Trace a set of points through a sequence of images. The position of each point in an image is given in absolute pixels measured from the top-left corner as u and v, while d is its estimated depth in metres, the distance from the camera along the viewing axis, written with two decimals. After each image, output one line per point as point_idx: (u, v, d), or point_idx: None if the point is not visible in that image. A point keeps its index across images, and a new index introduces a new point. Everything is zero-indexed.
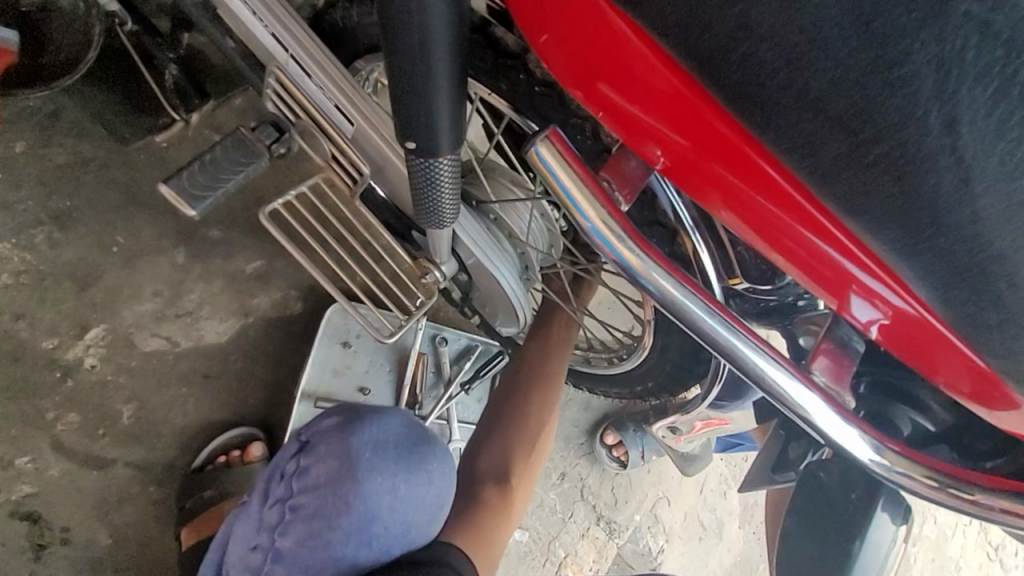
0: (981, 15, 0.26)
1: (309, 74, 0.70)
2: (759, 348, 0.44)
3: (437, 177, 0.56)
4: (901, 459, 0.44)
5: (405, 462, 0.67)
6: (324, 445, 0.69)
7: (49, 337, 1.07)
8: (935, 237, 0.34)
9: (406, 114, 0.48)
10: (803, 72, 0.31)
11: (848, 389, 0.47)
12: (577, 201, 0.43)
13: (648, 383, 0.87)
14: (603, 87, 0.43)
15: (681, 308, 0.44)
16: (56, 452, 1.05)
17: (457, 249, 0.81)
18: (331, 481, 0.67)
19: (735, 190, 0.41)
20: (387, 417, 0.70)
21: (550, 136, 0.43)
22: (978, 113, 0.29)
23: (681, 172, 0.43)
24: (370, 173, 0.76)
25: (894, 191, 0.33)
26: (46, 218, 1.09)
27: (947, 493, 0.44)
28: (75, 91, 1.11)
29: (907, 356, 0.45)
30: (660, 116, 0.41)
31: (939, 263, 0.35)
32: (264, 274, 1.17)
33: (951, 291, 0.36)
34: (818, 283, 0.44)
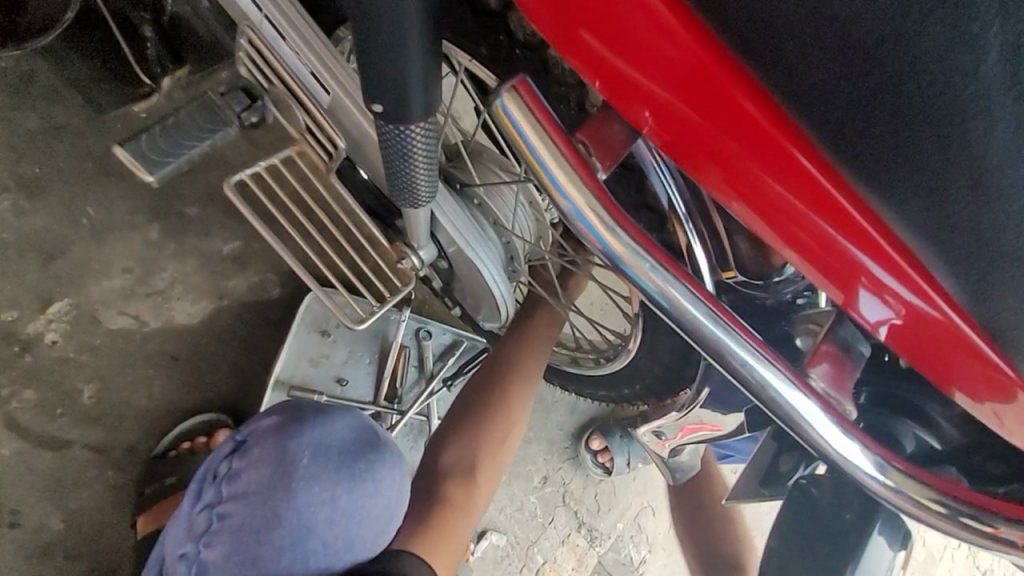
0: None
1: (283, 36, 0.64)
2: (751, 346, 0.39)
3: (410, 149, 0.51)
4: (904, 478, 0.40)
5: (348, 469, 0.62)
6: (259, 448, 0.64)
7: (10, 309, 1.02)
8: (979, 197, 0.32)
9: (374, 72, 0.43)
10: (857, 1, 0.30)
11: (847, 396, 0.42)
12: (551, 169, 0.38)
13: (636, 386, 0.83)
14: (588, 39, 0.39)
15: (665, 296, 0.40)
16: (10, 430, 1.00)
17: (437, 234, 0.76)
18: (262, 490, 0.61)
19: (742, 169, 0.38)
20: (331, 420, 0.66)
21: (518, 85, 0.38)
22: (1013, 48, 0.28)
23: (671, 141, 0.39)
24: (347, 147, 0.72)
25: (935, 141, 0.31)
26: (13, 185, 1.03)
27: (950, 518, 0.40)
28: (50, 54, 1.06)
29: (915, 362, 0.41)
30: (663, 82, 0.37)
31: (976, 232, 0.33)
32: (241, 255, 1.12)
33: (982, 266, 0.34)
34: (817, 270, 0.39)
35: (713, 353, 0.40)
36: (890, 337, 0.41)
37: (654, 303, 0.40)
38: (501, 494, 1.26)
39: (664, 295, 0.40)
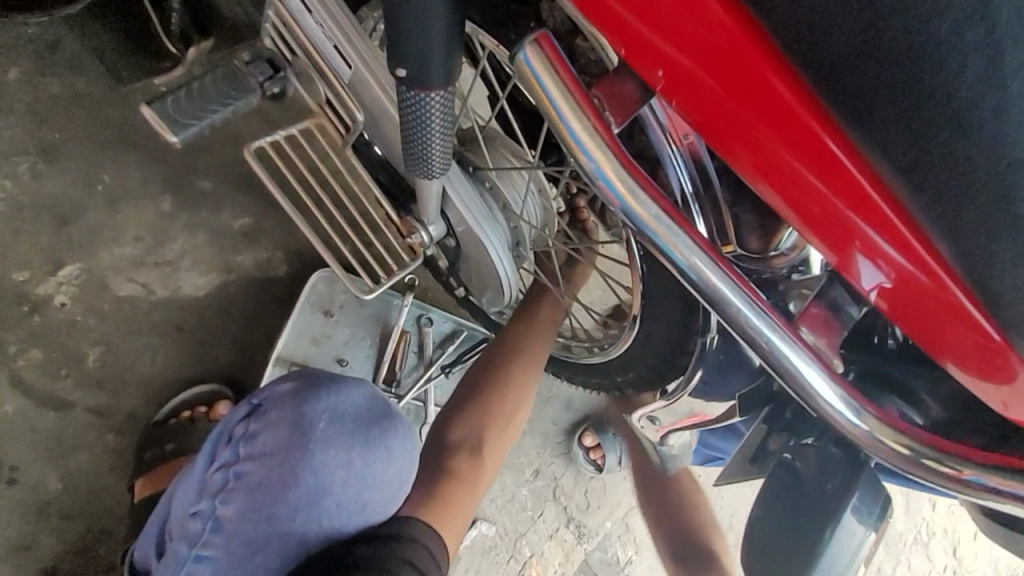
0: None
1: (310, 11, 0.67)
2: (749, 299, 0.42)
3: (429, 117, 0.53)
4: (880, 424, 0.42)
5: (363, 435, 0.65)
6: (275, 411, 0.65)
7: (21, 269, 1.03)
8: (960, 141, 0.34)
9: (401, 36, 0.45)
10: None
11: (834, 351, 0.45)
12: (566, 116, 0.41)
13: (628, 374, 0.84)
14: (611, 4, 0.43)
15: (673, 248, 0.42)
16: (14, 388, 1.02)
17: (447, 212, 0.78)
18: (278, 451, 0.63)
19: (750, 126, 0.41)
20: (346, 388, 0.67)
21: (540, 38, 0.40)
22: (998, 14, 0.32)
23: (681, 99, 0.43)
24: (363, 121, 0.73)
25: (918, 85, 0.34)
26: (32, 148, 1.06)
27: (928, 467, 0.41)
28: (77, 24, 1.09)
29: (905, 327, 0.43)
30: (681, 44, 0.41)
31: (959, 178, 0.35)
32: (251, 232, 1.14)
33: (963, 217, 0.36)
34: (806, 224, 0.43)
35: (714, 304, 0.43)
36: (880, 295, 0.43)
37: (660, 253, 0.43)
38: (493, 484, 1.27)
39: (672, 245, 0.42)
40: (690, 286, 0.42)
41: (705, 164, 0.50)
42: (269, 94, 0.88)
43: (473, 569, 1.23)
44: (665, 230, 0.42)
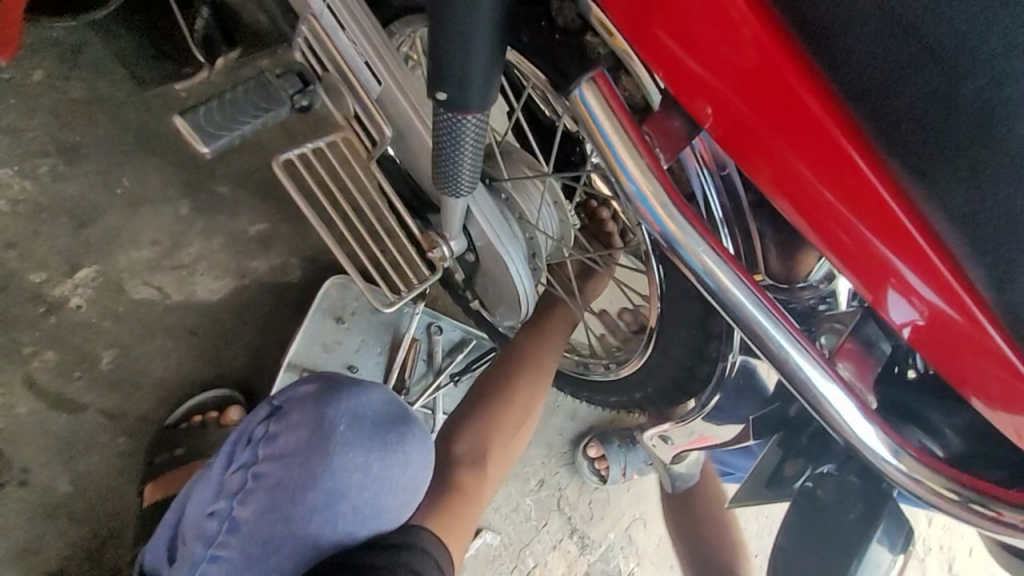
0: None
1: (343, 27, 0.68)
2: (788, 332, 0.42)
3: (461, 138, 0.54)
4: (921, 467, 0.42)
5: (383, 439, 0.65)
6: (295, 412, 0.66)
7: (38, 270, 1.04)
8: (999, 195, 0.35)
9: (443, 61, 0.46)
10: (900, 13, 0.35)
11: (869, 390, 0.45)
12: (621, 153, 0.42)
13: (645, 391, 0.84)
14: (659, 35, 0.43)
15: (713, 279, 0.43)
16: (27, 388, 1.02)
17: (468, 226, 0.78)
18: (299, 452, 0.64)
19: (793, 168, 0.41)
20: (367, 391, 0.67)
21: (597, 78, 0.41)
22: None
23: (728, 135, 0.43)
24: (390, 136, 0.74)
25: (967, 141, 0.35)
26: (53, 150, 1.06)
27: (970, 509, 0.41)
28: (102, 28, 1.10)
29: (935, 362, 0.44)
30: (727, 83, 0.41)
31: (995, 229, 0.37)
32: (266, 238, 1.15)
33: (997, 262, 0.38)
34: (847, 260, 0.43)
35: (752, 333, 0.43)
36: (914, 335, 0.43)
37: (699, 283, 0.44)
38: (498, 494, 1.28)
39: (713, 279, 0.43)
40: (729, 318, 0.43)
41: (731, 184, 0.51)
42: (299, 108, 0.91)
43: None
44: (706, 261, 0.43)
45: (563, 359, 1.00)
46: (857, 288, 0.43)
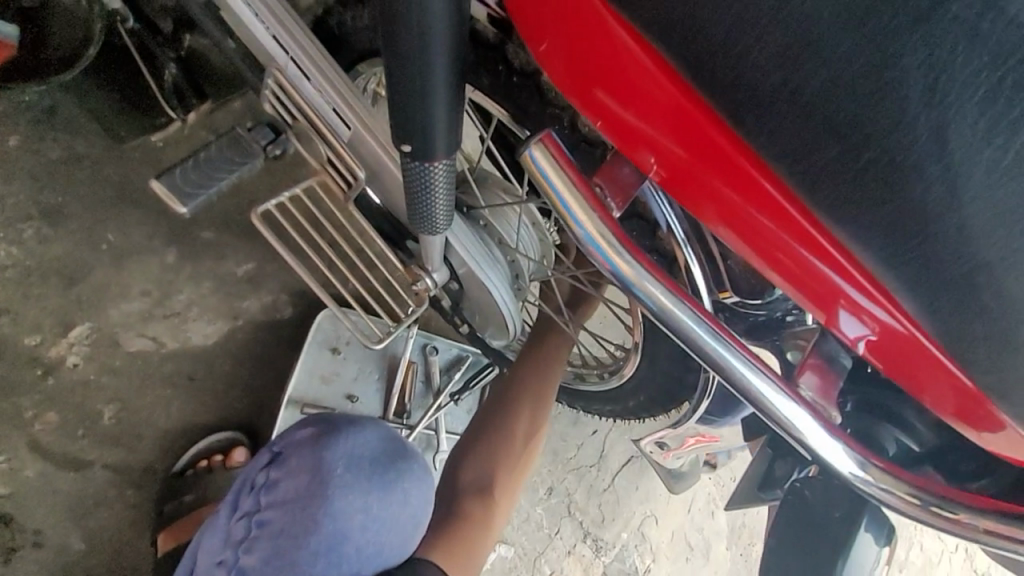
0: (970, 19, 0.27)
1: (308, 76, 0.70)
2: (746, 359, 0.42)
3: (432, 183, 0.56)
4: (885, 478, 0.43)
5: (381, 479, 0.67)
6: (294, 457, 0.69)
7: (32, 334, 1.05)
8: (924, 246, 0.34)
9: (403, 116, 0.48)
10: (793, 72, 0.32)
11: (834, 406, 0.45)
12: (570, 205, 0.42)
13: (640, 398, 0.87)
14: (601, 96, 0.42)
15: (669, 316, 0.43)
16: (32, 452, 1.03)
17: (450, 256, 0.79)
18: (300, 497, 0.66)
19: (729, 204, 0.41)
20: (363, 431, 0.70)
21: (545, 139, 0.42)
22: (968, 119, 0.29)
23: (675, 184, 0.42)
24: (364, 177, 0.75)
25: (881, 199, 0.33)
26: (36, 213, 1.07)
27: (933, 513, 0.42)
28: (74, 87, 1.10)
29: (894, 374, 0.44)
30: (657, 125, 0.41)
31: (924, 276, 0.35)
32: (255, 277, 1.16)
33: (936, 302, 0.36)
34: (805, 294, 0.42)
35: (713, 364, 0.43)
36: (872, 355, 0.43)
37: (657, 320, 0.44)
38: None
39: (666, 315, 0.43)
40: (690, 352, 0.43)
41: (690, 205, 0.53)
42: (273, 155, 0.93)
43: None
44: (660, 301, 0.43)
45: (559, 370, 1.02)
46: (813, 312, 0.43)
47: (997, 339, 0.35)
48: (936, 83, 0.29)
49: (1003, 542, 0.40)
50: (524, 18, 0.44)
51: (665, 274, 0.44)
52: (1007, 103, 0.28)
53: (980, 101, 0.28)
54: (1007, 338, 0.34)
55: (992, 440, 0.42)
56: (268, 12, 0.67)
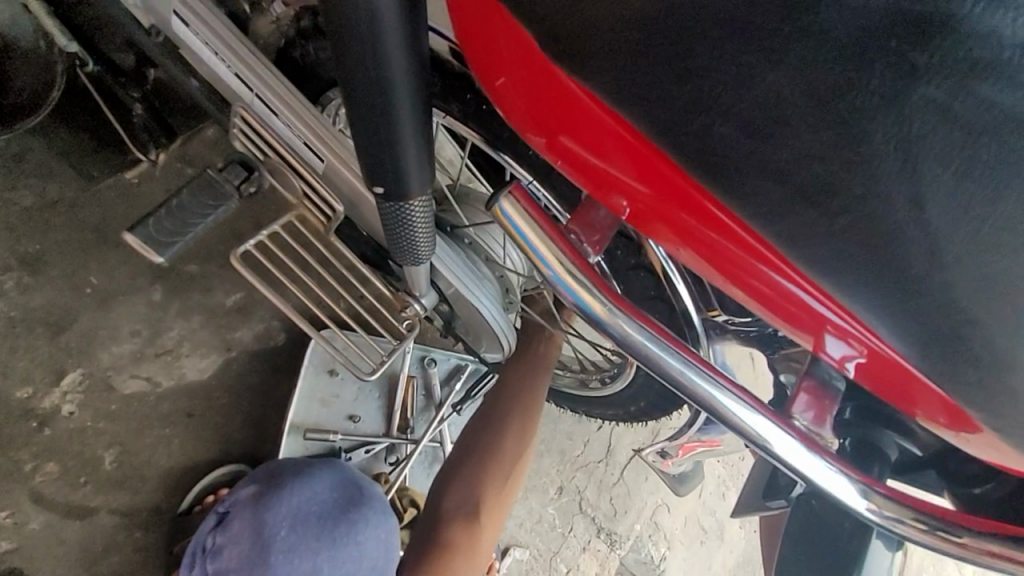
0: (939, 101, 0.26)
1: (275, 112, 0.68)
2: (730, 393, 0.42)
3: (409, 219, 0.55)
4: (879, 498, 0.42)
5: (327, 532, 0.80)
6: (238, 521, 0.81)
7: (23, 386, 1.03)
8: (911, 300, 0.31)
9: (372, 161, 0.47)
10: (762, 141, 0.30)
11: (827, 428, 0.44)
12: (543, 254, 0.42)
13: (640, 403, 0.87)
14: (563, 141, 0.40)
15: (655, 356, 0.42)
16: (36, 504, 1.02)
17: (436, 280, 0.78)
18: (244, 558, 0.78)
19: (702, 239, 0.38)
20: (300, 487, 0.82)
21: (513, 192, 0.42)
22: (944, 191, 0.28)
23: (651, 223, 0.40)
24: (343, 210, 0.75)
25: (865, 254, 0.31)
26: (15, 264, 1.05)
27: (937, 537, 0.42)
28: (39, 130, 1.06)
29: (881, 389, 0.41)
30: (617, 165, 0.38)
31: (915, 326, 0.32)
32: (245, 306, 1.14)
33: (927, 352, 0.33)
34: (793, 326, 0.40)
35: (702, 402, 0.43)
36: (863, 376, 0.40)
37: (644, 361, 0.43)
38: (520, 509, 1.29)
39: (652, 353, 0.42)
40: (679, 391, 0.42)
41: None
42: (247, 192, 0.96)
43: None
44: (645, 342, 0.42)
45: (559, 377, 1.01)
46: (801, 339, 0.41)
47: (994, 382, 0.32)
48: (902, 158, 0.27)
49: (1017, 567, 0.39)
50: (477, 54, 0.41)
51: (645, 313, 0.43)
52: (970, 180, 0.27)
53: (952, 176, 0.27)
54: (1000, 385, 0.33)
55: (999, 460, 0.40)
56: (227, 50, 0.65)
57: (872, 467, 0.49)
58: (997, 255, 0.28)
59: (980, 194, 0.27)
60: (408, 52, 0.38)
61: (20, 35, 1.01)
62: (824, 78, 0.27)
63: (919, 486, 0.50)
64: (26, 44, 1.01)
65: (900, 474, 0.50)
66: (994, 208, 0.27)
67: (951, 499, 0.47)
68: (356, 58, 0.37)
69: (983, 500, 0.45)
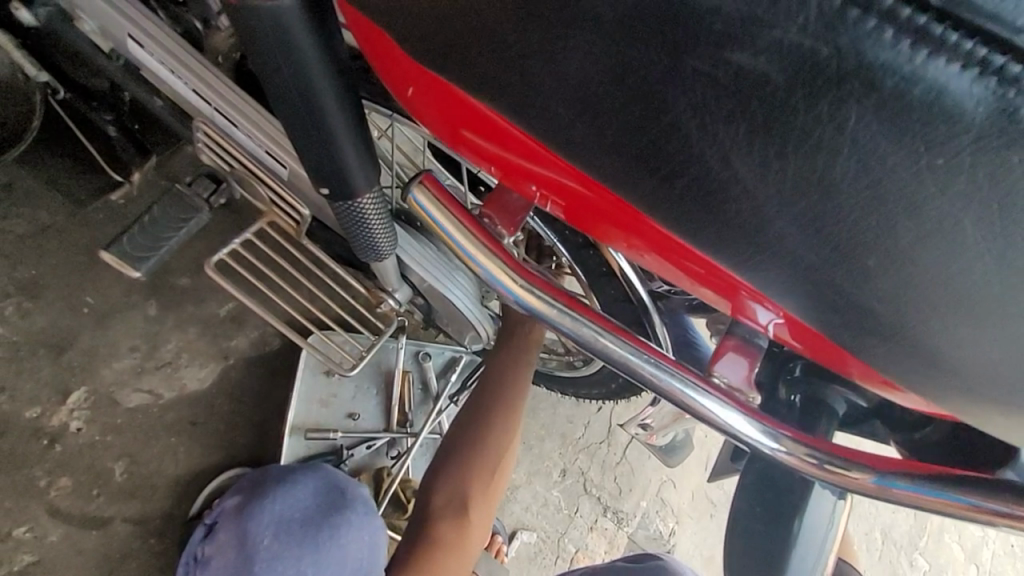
0: (708, 71, 0.21)
1: (236, 124, 0.70)
2: (658, 363, 0.42)
3: (363, 217, 0.57)
4: (800, 449, 0.40)
5: (310, 537, 0.84)
6: (225, 531, 0.85)
7: (31, 407, 1.05)
8: (813, 283, 0.27)
9: (315, 160, 0.48)
10: (593, 119, 0.26)
11: (753, 387, 0.43)
12: (463, 243, 0.43)
13: (619, 378, 0.92)
14: (466, 135, 0.39)
15: (570, 328, 0.43)
16: (53, 518, 1.03)
17: (408, 275, 0.79)
18: (231, 567, 0.82)
19: (615, 216, 0.38)
20: (283, 495, 0.86)
21: (424, 181, 0.43)
22: (755, 166, 0.23)
23: (565, 206, 0.40)
24: (310, 213, 0.79)
25: (737, 233, 0.26)
26: (12, 290, 1.07)
27: (830, 472, 0.41)
28: (26, 160, 1.09)
29: (811, 352, 0.41)
30: (519, 154, 0.38)
31: (819, 311, 0.28)
32: (238, 315, 1.15)
33: (840, 336, 0.29)
34: (716, 293, 0.40)
35: (620, 366, 0.43)
36: (785, 336, 0.40)
37: (559, 332, 0.43)
38: (524, 493, 1.29)
39: (567, 325, 0.43)
40: (594, 356, 0.42)
41: None
42: (217, 204, 1.08)
43: None
44: (559, 316, 0.43)
45: (546, 361, 1.01)
46: (722, 305, 0.41)
47: (925, 368, 0.28)
48: (710, 133, 0.23)
49: (960, 512, 0.36)
50: (380, 62, 0.40)
51: (572, 294, 0.43)
52: (801, 153, 0.22)
53: (771, 149, 0.22)
54: (939, 362, 0.27)
55: (929, 408, 0.39)
56: (182, 68, 0.67)
57: (818, 423, 0.49)
58: (875, 226, 0.23)
59: (817, 166, 0.22)
60: (324, 60, 0.41)
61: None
62: (615, 43, 0.23)
63: (870, 436, 0.51)
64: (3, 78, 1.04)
65: (848, 427, 0.51)
66: (845, 180, 0.22)
67: (896, 447, 0.49)
68: (276, 58, 0.39)
69: (923, 444, 0.46)
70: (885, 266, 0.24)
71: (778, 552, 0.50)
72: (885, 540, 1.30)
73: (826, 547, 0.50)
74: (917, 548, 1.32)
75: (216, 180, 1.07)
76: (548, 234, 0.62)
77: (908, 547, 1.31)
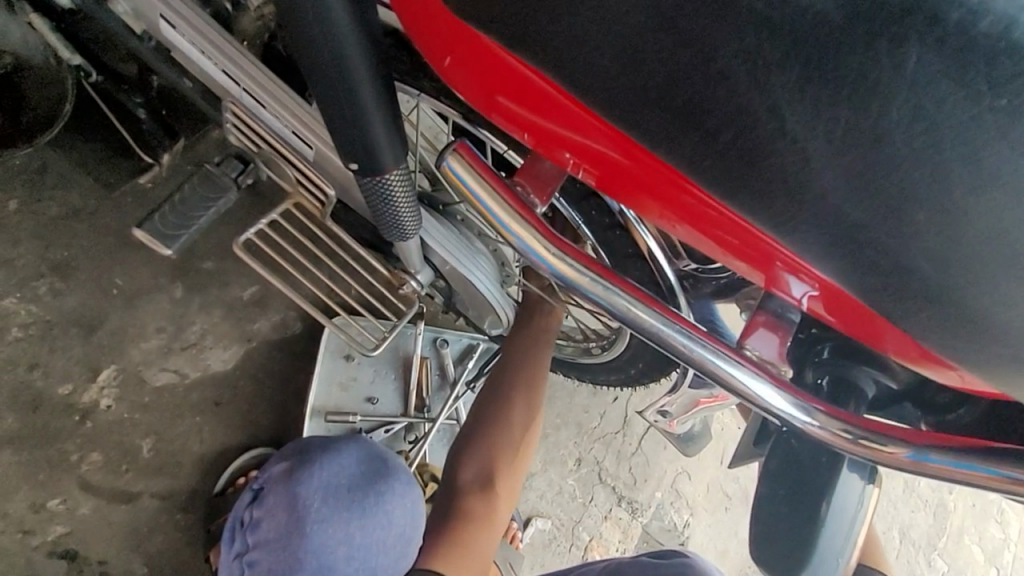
0: (760, 10, 0.21)
1: (264, 104, 0.71)
2: (689, 335, 0.42)
3: (390, 194, 0.57)
4: (833, 423, 0.40)
5: (358, 502, 0.77)
6: (273, 495, 0.79)
7: (64, 383, 1.08)
8: (859, 241, 0.27)
9: (346, 134, 0.48)
10: (640, 70, 0.26)
11: (784, 360, 0.43)
12: (496, 212, 0.43)
13: (638, 365, 0.91)
14: (502, 101, 0.39)
15: (603, 298, 0.43)
16: (84, 491, 1.06)
17: (430, 257, 0.79)
18: (280, 533, 0.76)
19: (652, 184, 0.38)
20: (334, 459, 0.80)
21: (458, 148, 0.43)
22: (804, 116, 0.23)
23: (600, 175, 0.40)
24: (335, 193, 0.79)
25: (782, 188, 0.27)
26: (45, 269, 1.10)
27: (861, 445, 0.40)
28: (59, 144, 1.11)
29: (847, 327, 0.40)
30: (556, 120, 0.38)
31: (858, 272, 0.29)
32: (262, 298, 1.17)
33: (880, 298, 0.29)
34: (750, 264, 0.39)
35: (651, 337, 0.43)
36: (820, 311, 0.40)
37: (592, 303, 0.43)
38: (540, 481, 1.29)
39: (599, 295, 0.43)
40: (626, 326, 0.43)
41: None
42: (244, 184, 1.07)
43: (539, 565, 1.26)
44: (591, 285, 0.43)
45: (564, 348, 1.02)
46: (756, 278, 0.40)
47: (979, 331, 0.27)
48: (761, 80, 0.23)
49: (990, 483, 0.36)
50: (420, 29, 0.40)
51: (606, 265, 0.43)
52: (855, 91, 0.22)
53: (817, 95, 0.22)
54: (982, 327, 0.27)
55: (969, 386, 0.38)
56: (211, 47, 0.68)
57: (847, 403, 0.49)
58: (922, 176, 0.23)
59: (872, 108, 0.22)
60: (357, 29, 0.41)
61: (32, 54, 1.05)
62: None
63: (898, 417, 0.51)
64: (38, 63, 1.06)
65: (878, 408, 0.51)
66: (900, 125, 0.22)
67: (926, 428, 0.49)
68: (310, 27, 0.39)
69: (956, 425, 0.46)
70: (931, 223, 0.24)
71: (804, 534, 0.50)
72: (902, 539, 1.28)
73: (855, 530, 0.50)
74: (935, 549, 1.30)
75: (244, 161, 1.07)
76: (573, 215, 0.63)
77: (927, 547, 1.29)
